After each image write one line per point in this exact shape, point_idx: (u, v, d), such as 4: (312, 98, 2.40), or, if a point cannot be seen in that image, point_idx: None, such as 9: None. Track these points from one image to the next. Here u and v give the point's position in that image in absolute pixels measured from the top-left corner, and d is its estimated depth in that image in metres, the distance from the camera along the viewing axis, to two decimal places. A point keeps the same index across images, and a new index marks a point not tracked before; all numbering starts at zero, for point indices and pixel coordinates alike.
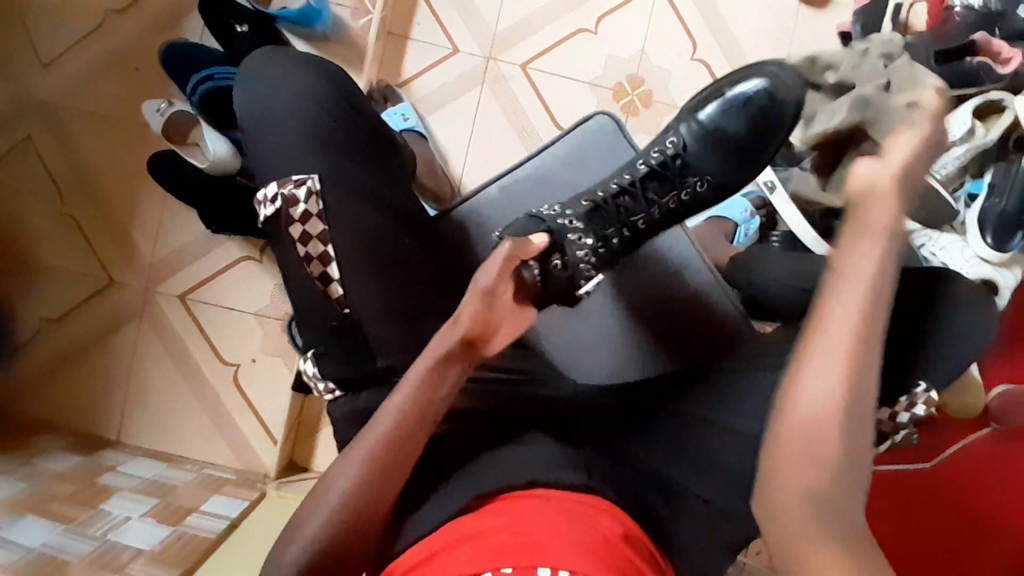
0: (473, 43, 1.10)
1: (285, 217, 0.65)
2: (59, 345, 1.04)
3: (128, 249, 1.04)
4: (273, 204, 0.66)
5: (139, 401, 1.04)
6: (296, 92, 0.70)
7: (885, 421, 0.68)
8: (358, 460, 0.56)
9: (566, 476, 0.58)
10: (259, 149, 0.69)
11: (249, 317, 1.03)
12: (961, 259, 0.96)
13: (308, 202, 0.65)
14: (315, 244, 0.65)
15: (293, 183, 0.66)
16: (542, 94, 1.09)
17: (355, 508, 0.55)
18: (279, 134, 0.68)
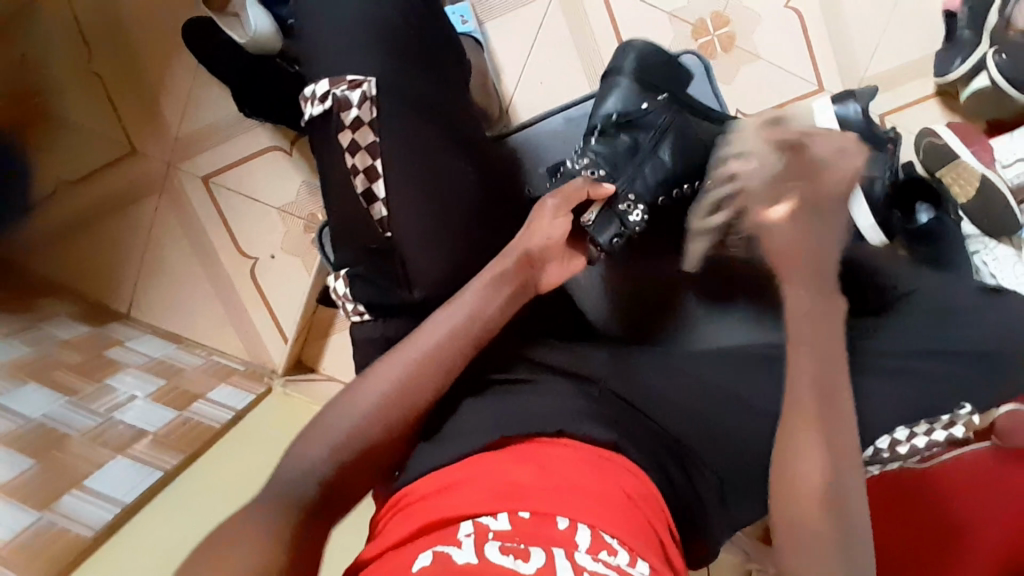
0: None
1: (335, 119, 0.60)
2: (74, 209, 1.01)
3: (154, 120, 0.98)
4: (323, 103, 0.60)
5: (152, 280, 1.01)
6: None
7: (922, 435, 0.61)
8: (398, 365, 0.56)
9: (593, 430, 0.55)
10: (313, 39, 0.63)
11: (272, 212, 0.99)
12: (1010, 273, 0.91)
13: (360, 107, 0.60)
14: (363, 157, 0.60)
15: (346, 84, 0.60)
16: (616, 21, 1.00)
17: (384, 417, 0.54)
18: (337, 23, 0.61)
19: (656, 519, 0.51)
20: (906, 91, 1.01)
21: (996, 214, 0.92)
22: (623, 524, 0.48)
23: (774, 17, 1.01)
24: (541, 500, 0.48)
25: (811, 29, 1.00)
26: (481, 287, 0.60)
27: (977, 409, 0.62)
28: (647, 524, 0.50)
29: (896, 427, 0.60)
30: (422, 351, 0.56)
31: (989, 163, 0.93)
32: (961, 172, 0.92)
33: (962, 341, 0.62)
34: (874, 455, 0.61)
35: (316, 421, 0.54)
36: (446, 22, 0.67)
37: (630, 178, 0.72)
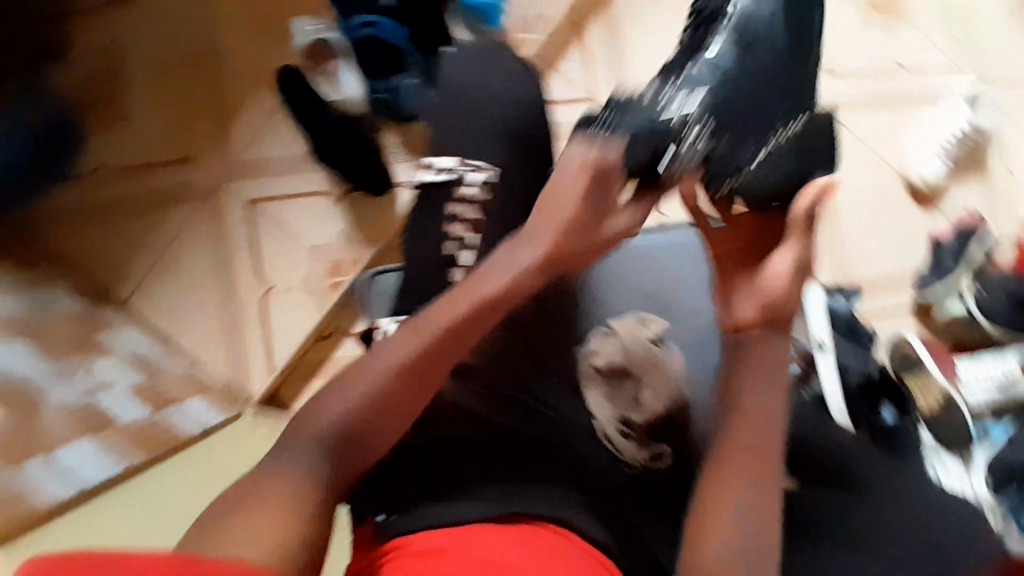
0: (612, 96, 1.12)
1: (452, 191, 0.67)
2: (109, 192, 1.03)
3: (224, 139, 1.04)
4: (445, 173, 0.67)
5: (158, 279, 1.01)
6: (502, 85, 0.71)
7: None
8: (374, 380, 0.56)
9: (591, 527, 0.57)
10: (450, 122, 0.70)
11: (304, 248, 1.02)
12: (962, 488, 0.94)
13: (477, 188, 0.67)
14: (462, 228, 0.66)
15: (472, 167, 0.67)
16: None
17: (358, 428, 0.55)
18: (463, 111, 0.70)
19: None
20: (889, 298, 1.16)
21: (956, 427, 1.00)
22: None
23: None
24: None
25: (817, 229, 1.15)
26: (473, 299, 0.59)
27: None
28: None
29: None
30: (392, 365, 0.57)
31: (953, 379, 1.04)
32: (924, 384, 1.03)
33: (917, 523, 0.69)
34: None
35: (274, 472, 0.51)
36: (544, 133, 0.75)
37: (717, 158, 0.67)
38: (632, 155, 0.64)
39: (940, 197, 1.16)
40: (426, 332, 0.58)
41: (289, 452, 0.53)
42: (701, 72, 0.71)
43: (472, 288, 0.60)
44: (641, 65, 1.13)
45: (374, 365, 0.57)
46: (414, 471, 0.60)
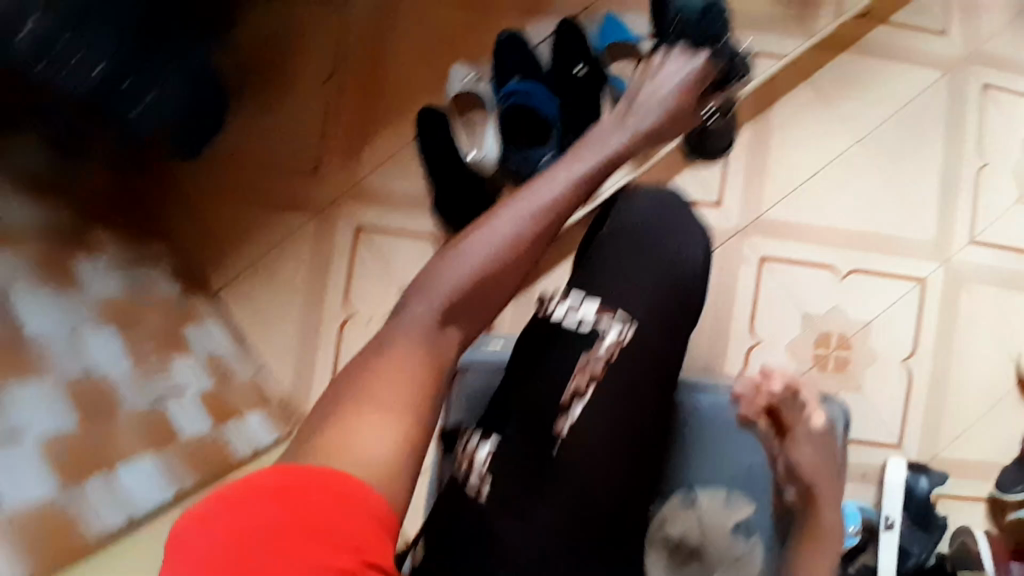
0: (739, 208, 1.06)
1: (587, 344, 0.63)
2: (225, 179, 1.03)
3: (349, 157, 1.03)
4: (585, 324, 0.64)
5: (252, 276, 1.02)
6: (681, 246, 0.67)
7: None
8: (459, 274, 0.60)
9: None
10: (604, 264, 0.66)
11: (394, 286, 1.02)
12: None
13: (611, 348, 0.63)
14: (584, 381, 0.62)
15: (614, 324, 0.63)
16: (760, 297, 1.06)
17: (456, 304, 0.59)
18: (630, 260, 0.67)
19: None
20: (967, 485, 1.08)
21: None
22: None
23: (891, 366, 1.07)
24: None
25: (913, 398, 1.07)
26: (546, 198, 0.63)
27: None
28: None
29: None
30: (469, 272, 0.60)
31: None
32: None
33: None
34: None
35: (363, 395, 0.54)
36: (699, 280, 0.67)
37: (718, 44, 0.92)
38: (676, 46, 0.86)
39: None
40: (477, 258, 0.60)
41: (397, 327, 0.58)
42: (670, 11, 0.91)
43: (529, 199, 0.63)
44: (779, 183, 1.06)
45: (440, 285, 0.60)
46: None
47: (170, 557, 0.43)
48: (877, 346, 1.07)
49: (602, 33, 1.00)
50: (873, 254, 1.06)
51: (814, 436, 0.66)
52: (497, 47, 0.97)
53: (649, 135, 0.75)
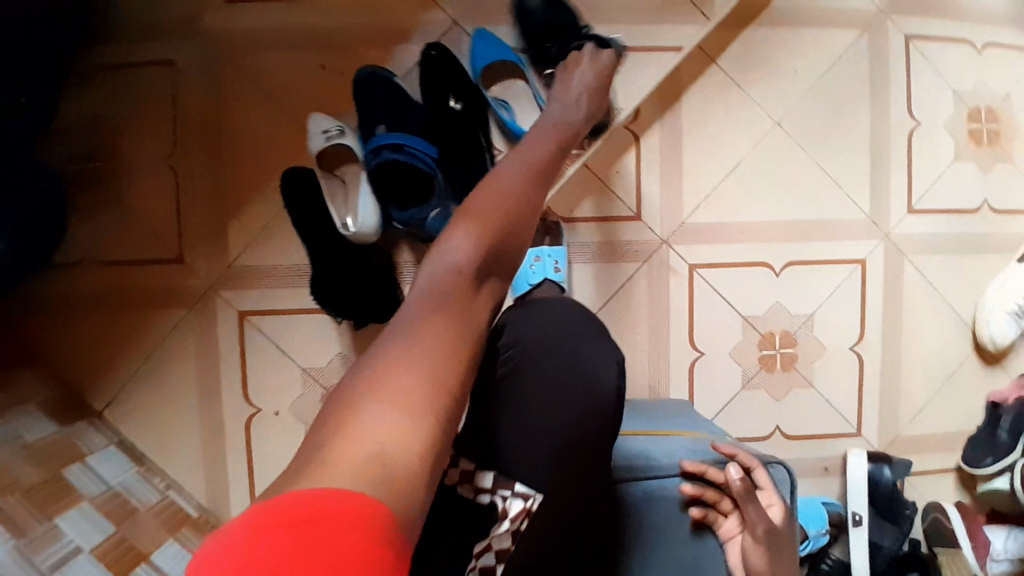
0: (660, 219, 0.98)
1: (490, 519, 0.53)
2: (84, 287, 0.92)
3: (216, 239, 0.91)
4: (485, 496, 0.54)
5: (140, 387, 0.93)
6: (587, 376, 0.59)
7: None
8: (464, 239, 0.52)
9: None
10: (511, 408, 0.58)
11: (296, 371, 0.92)
12: None
13: (516, 520, 0.54)
14: (487, 557, 0.53)
15: (519, 492, 0.54)
16: (694, 307, 0.99)
17: (485, 259, 0.52)
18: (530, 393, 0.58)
19: None
20: (931, 459, 1.05)
21: None
22: None
23: (841, 355, 1.02)
24: None
25: (866, 383, 1.02)
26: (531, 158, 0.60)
27: None
28: None
29: None
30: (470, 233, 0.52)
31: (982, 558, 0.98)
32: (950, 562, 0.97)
33: None
34: None
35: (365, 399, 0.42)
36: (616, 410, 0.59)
37: None
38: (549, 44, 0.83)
39: (1004, 355, 1.05)
40: (479, 222, 0.53)
41: (399, 325, 0.48)
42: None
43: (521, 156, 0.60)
44: (698, 181, 0.98)
45: (438, 259, 0.52)
46: None
47: (262, 517, 0.32)
48: (825, 337, 1.01)
49: (473, 54, 0.87)
50: (804, 243, 1.00)
51: (769, 536, 0.61)
52: (358, 91, 0.84)
53: (601, 88, 0.75)
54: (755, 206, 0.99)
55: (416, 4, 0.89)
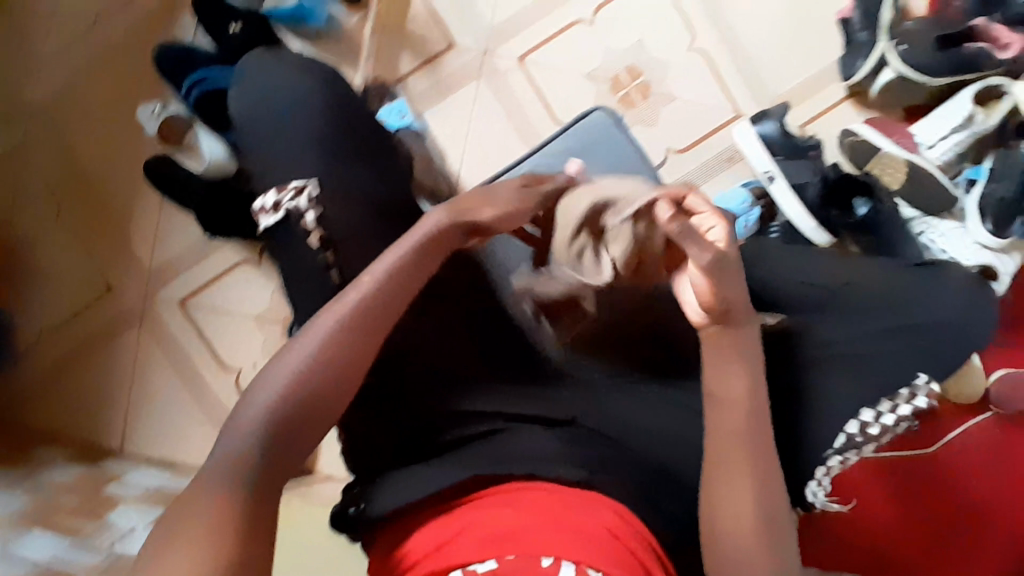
0: (469, 35, 1.08)
1: (293, 225, 0.65)
2: (51, 354, 1.02)
3: (126, 254, 1.01)
4: (276, 212, 0.65)
5: (138, 407, 1.02)
6: (295, 96, 0.68)
7: (887, 413, 0.69)
8: (321, 327, 0.61)
9: (564, 472, 0.63)
10: (260, 147, 0.68)
11: (250, 322, 1.01)
12: (962, 246, 1.03)
13: (308, 209, 0.65)
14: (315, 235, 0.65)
15: (292, 191, 0.65)
16: (539, 88, 1.09)
17: (341, 343, 0.60)
18: (279, 132, 0.68)
19: (638, 546, 0.58)
20: (820, 100, 1.10)
21: (932, 197, 1.03)
22: (615, 562, 0.54)
23: (682, 58, 1.09)
24: (526, 541, 0.55)
25: (718, 67, 1.09)
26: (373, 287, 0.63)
27: (932, 377, 0.70)
28: (631, 553, 0.57)
29: (857, 411, 0.69)
30: (323, 335, 0.60)
31: (913, 148, 1.05)
32: (888, 163, 1.03)
33: (901, 319, 0.72)
34: (846, 442, 0.70)
35: (206, 485, 0.53)
36: (355, 120, 0.70)
37: None
38: None
39: None
40: (340, 310, 0.62)
41: (244, 404, 0.57)
42: None
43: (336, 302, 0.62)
44: None
45: (299, 351, 0.60)
46: (407, 481, 0.66)
47: None
48: (660, 52, 1.10)
49: None
50: None
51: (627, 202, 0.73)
52: (158, 63, 0.95)
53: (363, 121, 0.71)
54: None
55: None
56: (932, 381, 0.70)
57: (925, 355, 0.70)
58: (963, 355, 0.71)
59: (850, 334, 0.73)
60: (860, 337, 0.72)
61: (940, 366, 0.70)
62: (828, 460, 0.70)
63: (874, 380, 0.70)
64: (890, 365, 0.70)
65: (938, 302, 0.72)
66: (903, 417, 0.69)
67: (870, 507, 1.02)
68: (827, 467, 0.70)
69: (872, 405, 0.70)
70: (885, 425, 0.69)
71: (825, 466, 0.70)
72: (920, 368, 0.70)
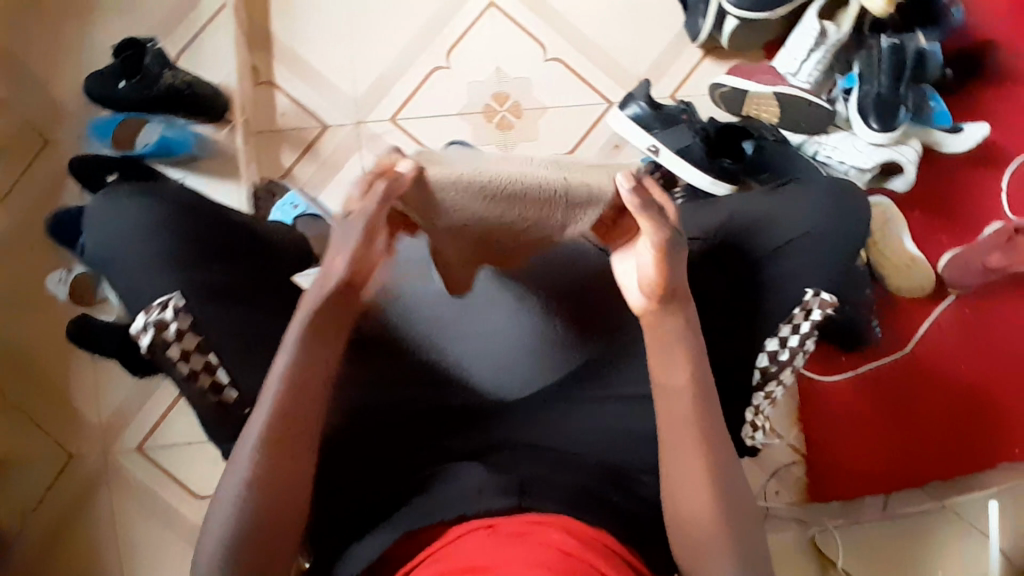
0: (338, 113, 1.11)
1: (160, 341, 0.64)
2: (33, 540, 1.03)
3: (77, 419, 1.04)
4: (145, 334, 0.64)
5: (129, 563, 1.02)
6: (129, 228, 0.66)
7: (790, 336, 0.69)
8: (252, 441, 0.57)
9: (495, 503, 0.61)
10: (118, 284, 0.67)
11: (210, 445, 1.02)
12: (854, 150, 1.04)
13: (177, 320, 0.64)
14: (190, 338, 0.64)
15: (157, 307, 0.63)
16: (420, 139, 1.12)
17: (278, 448, 0.57)
18: (127, 261, 0.66)
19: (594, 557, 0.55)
20: (679, 67, 1.13)
21: (808, 117, 1.04)
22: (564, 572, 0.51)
23: (540, 71, 1.13)
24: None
25: (577, 67, 1.13)
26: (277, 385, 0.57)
27: (820, 289, 0.70)
28: (585, 564, 0.53)
29: (764, 340, 0.69)
30: (252, 443, 0.57)
31: (778, 78, 1.07)
32: (758, 102, 1.06)
33: (774, 244, 0.70)
34: (763, 376, 0.70)
35: None
36: (200, 225, 0.68)
37: None
38: (157, 105, 0.97)
39: None
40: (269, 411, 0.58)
41: (206, 529, 0.57)
42: (128, 93, 0.96)
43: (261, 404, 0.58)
44: (337, 67, 1.12)
45: (236, 468, 0.57)
46: (353, 556, 0.64)
47: None
48: (519, 72, 1.13)
49: (102, 135, 1.03)
50: (442, 33, 1.13)
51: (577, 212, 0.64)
52: (53, 232, 1.00)
53: (222, 220, 0.70)
54: (386, 45, 1.13)
55: (50, 154, 1.07)
56: (824, 291, 0.70)
57: (810, 269, 0.70)
58: (841, 258, 0.71)
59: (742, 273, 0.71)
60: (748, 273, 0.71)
61: (821, 274, 0.70)
62: (753, 401, 0.71)
63: (766, 312, 0.70)
64: (778, 291, 0.70)
65: (808, 212, 0.70)
66: (808, 334, 0.70)
67: (864, 420, 1.11)
68: (755, 406, 0.71)
69: (775, 333, 0.70)
70: (793, 348, 0.70)
71: (753, 406, 0.72)
72: (807, 285, 0.70)
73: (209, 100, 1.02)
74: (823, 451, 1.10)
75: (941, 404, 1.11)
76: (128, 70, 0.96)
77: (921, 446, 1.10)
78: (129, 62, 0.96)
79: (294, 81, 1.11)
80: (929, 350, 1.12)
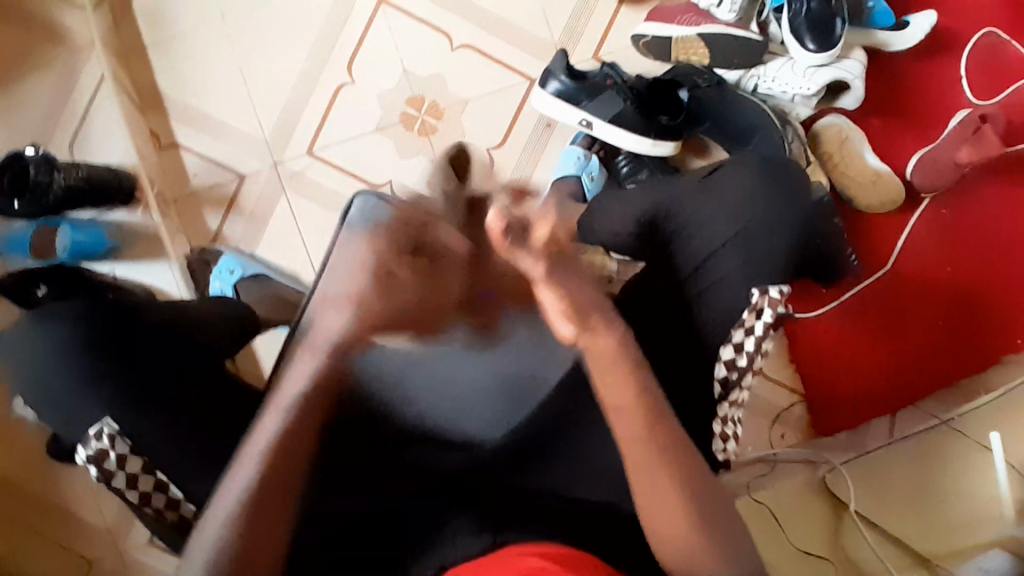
0: (252, 160, 1.05)
1: (104, 473, 0.60)
2: None
3: (83, 527, 1.05)
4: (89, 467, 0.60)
5: None
6: (56, 348, 0.63)
7: (745, 341, 0.65)
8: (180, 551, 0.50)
9: (464, 551, 0.55)
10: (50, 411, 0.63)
11: None
12: (796, 76, 0.97)
13: (117, 447, 0.60)
14: (133, 463, 0.61)
15: (94, 439, 0.60)
16: (343, 167, 1.05)
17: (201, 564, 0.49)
18: (51, 390, 0.63)
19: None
20: (595, 26, 1.05)
21: (739, 51, 0.98)
22: None
23: (450, 63, 1.05)
24: None
25: (489, 49, 1.05)
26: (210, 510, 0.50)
27: (765, 287, 0.65)
28: None
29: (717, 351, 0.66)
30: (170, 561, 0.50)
31: (702, 15, 0.99)
32: (686, 46, 0.98)
33: (703, 250, 0.68)
34: (724, 386, 0.66)
35: None
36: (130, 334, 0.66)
37: None
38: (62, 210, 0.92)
39: None
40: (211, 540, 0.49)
41: None
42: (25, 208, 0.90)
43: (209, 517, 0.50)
44: (239, 112, 1.05)
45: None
46: None
47: None
48: (428, 69, 1.05)
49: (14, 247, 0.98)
50: (336, 46, 1.05)
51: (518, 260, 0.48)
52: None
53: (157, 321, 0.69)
54: (282, 74, 1.05)
55: None
56: (772, 288, 0.66)
57: (753, 263, 0.67)
58: (775, 247, 0.68)
59: (674, 282, 0.69)
60: (680, 281, 0.69)
61: (760, 268, 0.67)
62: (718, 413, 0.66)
63: (714, 316, 0.66)
64: (719, 296, 0.66)
65: (727, 208, 0.69)
66: (764, 337, 0.65)
67: (853, 350, 1.08)
68: (723, 417, 0.67)
69: (728, 340, 0.66)
70: (751, 353, 0.65)
71: (722, 417, 0.67)
72: (751, 285, 0.66)
73: (112, 183, 0.96)
74: (817, 389, 1.08)
75: (931, 314, 1.07)
76: (16, 185, 0.89)
77: (916, 360, 1.07)
78: (13, 178, 0.88)
79: (198, 138, 1.05)
80: (909, 261, 1.08)
